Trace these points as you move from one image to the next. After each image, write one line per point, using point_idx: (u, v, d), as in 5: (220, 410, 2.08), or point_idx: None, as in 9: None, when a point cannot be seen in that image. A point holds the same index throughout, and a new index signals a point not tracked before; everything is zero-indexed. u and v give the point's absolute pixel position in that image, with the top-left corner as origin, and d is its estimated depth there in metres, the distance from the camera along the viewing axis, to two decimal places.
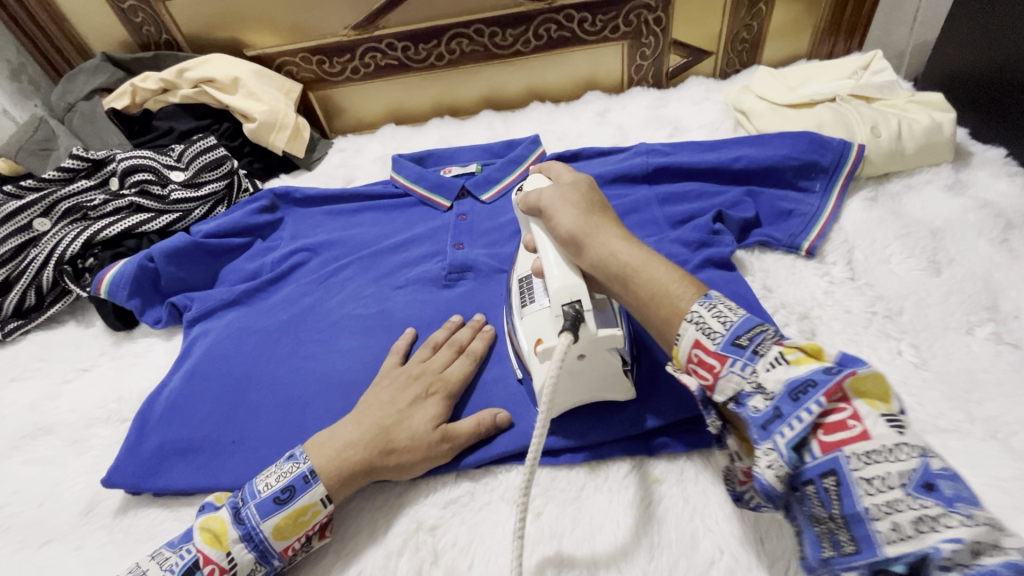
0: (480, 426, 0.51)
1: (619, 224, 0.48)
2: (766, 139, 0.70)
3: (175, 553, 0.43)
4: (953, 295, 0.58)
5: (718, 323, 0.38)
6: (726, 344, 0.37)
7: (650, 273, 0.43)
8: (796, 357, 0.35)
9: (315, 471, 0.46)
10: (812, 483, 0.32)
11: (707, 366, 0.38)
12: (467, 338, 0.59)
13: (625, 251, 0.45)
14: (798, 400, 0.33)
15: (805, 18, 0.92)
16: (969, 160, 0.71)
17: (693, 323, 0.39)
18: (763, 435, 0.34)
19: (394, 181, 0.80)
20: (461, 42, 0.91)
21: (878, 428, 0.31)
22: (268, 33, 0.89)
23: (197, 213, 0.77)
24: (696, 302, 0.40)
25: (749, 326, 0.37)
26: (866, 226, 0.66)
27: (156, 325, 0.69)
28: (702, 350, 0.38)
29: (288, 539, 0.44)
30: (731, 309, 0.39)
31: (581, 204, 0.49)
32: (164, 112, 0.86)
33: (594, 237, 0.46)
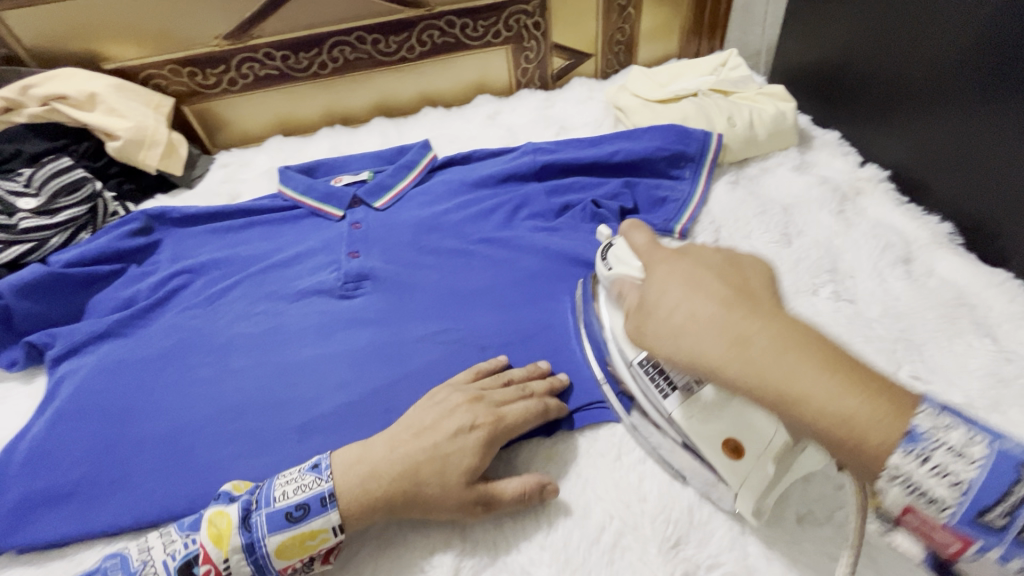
0: (526, 493, 0.46)
1: (744, 302, 0.36)
2: (639, 132, 0.76)
3: (182, 536, 0.43)
4: (801, 262, 0.65)
5: (944, 489, 0.28)
6: (966, 520, 0.28)
7: (803, 386, 0.31)
8: None
9: (333, 496, 0.44)
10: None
11: (944, 538, 0.29)
12: (543, 390, 0.52)
13: (758, 350, 0.33)
14: None
15: (671, 21, 0.99)
16: (811, 143, 0.80)
17: (903, 488, 0.29)
18: None
19: (282, 194, 0.77)
20: (344, 50, 0.89)
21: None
22: (129, 44, 0.83)
23: (56, 242, 0.70)
24: (892, 449, 0.29)
25: (1007, 492, 0.27)
26: (730, 207, 0.72)
27: (10, 367, 0.62)
28: (934, 526, 0.29)
29: (289, 560, 0.43)
30: (966, 446, 0.28)
31: (693, 302, 0.37)
32: (10, 134, 0.77)
33: (716, 338, 0.35)
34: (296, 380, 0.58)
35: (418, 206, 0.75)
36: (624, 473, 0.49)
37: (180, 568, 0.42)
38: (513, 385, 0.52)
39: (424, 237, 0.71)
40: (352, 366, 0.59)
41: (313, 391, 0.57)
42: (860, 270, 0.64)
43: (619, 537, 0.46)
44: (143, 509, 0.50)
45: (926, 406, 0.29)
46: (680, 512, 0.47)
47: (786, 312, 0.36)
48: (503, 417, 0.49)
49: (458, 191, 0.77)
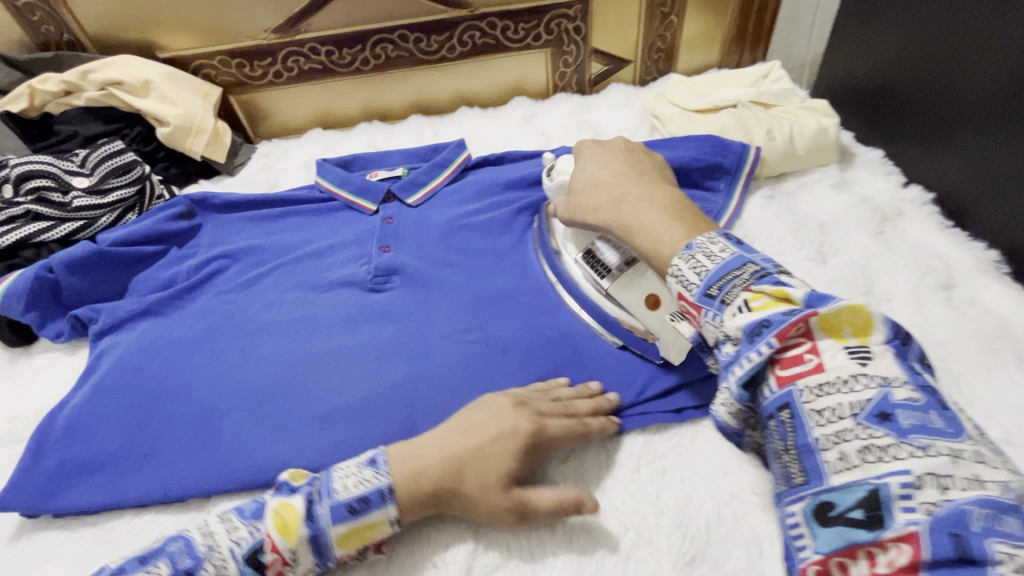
0: (563, 506, 0.46)
1: (629, 177, 0.57)
2: (674, 142, 0.75)
3: (245, 525, 0.43)
4: (836, 282, 0.64)
5: (693, 275, 0.42)
6: (700, 295, 0.41)
7: (641, 219, 0.51)
8: (762, 303, 0.38)
9: (392, 491, 0.44)
10: (772, 416, 0.36)
11: (690, 313, 0.42)
12: (586, 409, 0.52)
13: (624, 198, 0.55)
14: (754, 341, 0.36)
15: (713, 31, 0.98)
16: (852, 160, 0.78)
17: (677, 279, 0.43)
18: (725, 371, 0.38)
19: (319, 186, 0.79)
20: (386, 48, 0.91)
21: (834, 360, 0.35)
22: (183, 34, 0.86)
23: (105, 221, 0.73)
24: (678, 254, 0.44)
25: (726, 275, 0.40)
26: (764, 222, 0.71)
27: (57, 338, 0.65)
28: (684, 301, 0.42)
29: (348, 549, 0.44)
30: (717, 249, 0.42)
31: (600, 177, 0.59)
32: (68, 115, 0.81)
33: (606, 195, 0.57)
34: (323, 368, 0.59)
35: (449, 204, 0.76)
36: (643, 487, 0.49)
37: (247, 557, 0.42)
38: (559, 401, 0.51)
39: (454, 235, 0.72)
40: (377, 359, 0.60)
41: (337, 379, 0.58)
42: (896, 294, 0.62)
43: (633, 549, 0.46)
44: (173, 483, 0.52)
45: (715, 237, 0.44)
46: (696, 529, 0.46)
47: (662, 188, 0.55)
48: (547, 427, 0.48)
49: (489, 191, 0.77)
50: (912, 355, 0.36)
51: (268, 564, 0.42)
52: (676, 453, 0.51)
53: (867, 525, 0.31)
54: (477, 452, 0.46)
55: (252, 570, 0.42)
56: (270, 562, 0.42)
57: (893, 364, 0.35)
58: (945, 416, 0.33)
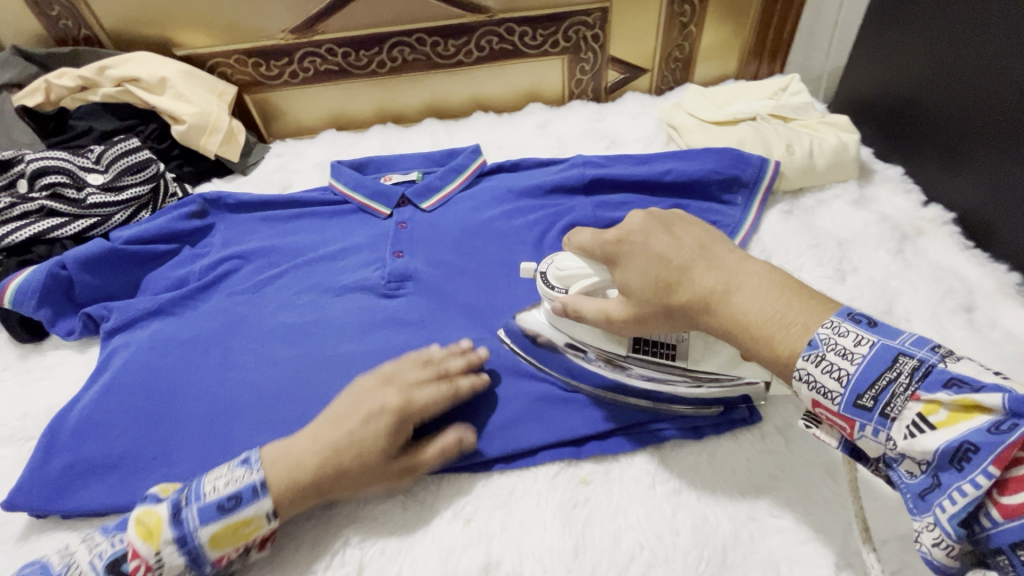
0: (445, 449, 0.49)
1: (696, 259, 0.43)
2: (692, 153, 0.75)
3: (106, 539, 0.42)
4: (854, 301, 0.63)
5: (832, 380, 0.34)
6: (849, 405, 0.34)
7: (741, 312, 0.39)
8: (946, 417, 0.31)
9: (264, 485, 0.44)
10: (1004, 552, 0.30)
11: (840, 424, 0.36)
12: (458, 369, 0.53)
13: (713, 296, 0.41)
14: (961, 470, 0.30)
15: (732, 41, 0.98)
16: (872, 177, 0.77)
17: (809, 387, 0.36)
18: (922, 502, 0.32)
19: (333, 188, 0.79)
20: (403, 51, 0.91)
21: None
22: (200, 33, 0.86)
23: (118, 218, 0.72)
24: (799, 355, 0.36)
25: (879, 380, 0.33)
26: (782, 237, 0.71)
27: (68, 336, 0.65)
28: (829, 412, 0.36)
29: (223, 550, 0.43)
30: (851, 342, 0.34)
31: (649, 269, 0.45)
32: (84, 111, 0.81)
33: (684, 296, 0.42)
34: (335, 374, 0.59)
35: (464, 210, 0.76)
36: (659, 505, 0.48)
37: (109, 568, 0.40)
38: (429, 366, 0.52)
39: (468, 242, 0.72)
40: None
41: (349, 386, 0.58)
42: (917, 314, 0.61)
43: (649, 568, 0.45)
44: None
45: (839, 322, 0.36)
46: (713, 549, 0.45)
47: (733, 255, 0.43)
48: (412, 400, 0.49)
49: (504, 199, 0.77)
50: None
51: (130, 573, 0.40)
52: (693, 471, 0.50)
53: None
54: (349, 440, 0.46)
55: None
56: (133, 571, 0.40)
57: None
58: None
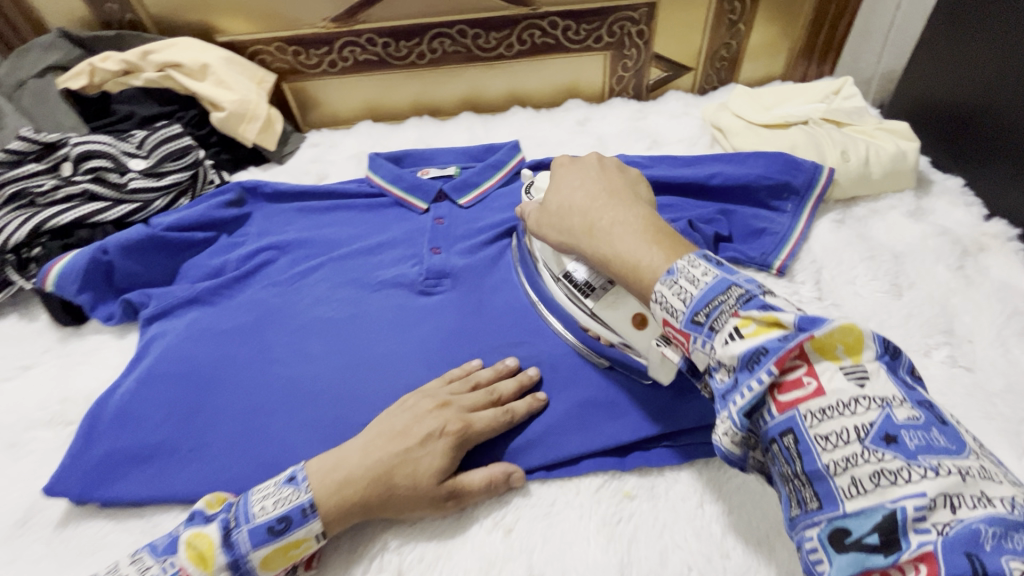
0: (493, 482, 0.47)
1: (603, 198, 0.47)
2: (741, 157, 0.72)
3: (156, 563, 0.41)
4: (912, 318, 0.60)
5: (678, 301, 0.37)
6: (687, 321, 0.36)
7: (614, 243, 0.43)
8: (752, 328, 0.33)
9: (315, 506, 0.43)
10: (775, 442, 0.32)
11: (677, 340, 0.38)
12: (509, 393, 0.53)
13: (599, 227, 0.45)
14: (750, 370, 0.33)
15: (782, 41, 0.94)
16: (929, 188, 0.74)
17: (660, 306, 0.38)
18: (722, 403, 0.34)
19: (370, 180, 0.78)
20: (444, 42, 0.89)
21: (834, 383, 0.31)
22: (241, 19, 0.85)
23: (158, 204, 0.72)
24: (658, 280, 0.38)
25: (713, 298, 0.35)
26: (834, 248, 0.68)
27: (107, 321, 0.65)
28: (670, 328, 0.38)
29: (274, 569, 0.42)
30: (699, 273, 0.37)
31: (569, 197, 0.49)
32: (125, 95, 0.81)
33: (576, 221, 0.48)
34: (372, 371, 0.58)
35: (502, 207, 0.74)
36: (707, 526, 0.46)
37: None
38: (480, 390, 0.52)
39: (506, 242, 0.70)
40: (426, 366, 0.58)
41: (385, 385, 0.57)
42: (979, 335, 0.59)
43: None
44: (219, 481, 0.52)
45: (694, 257, 0.38)
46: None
47: (637, 202, 0.46)
48: (472, 424, 0.49)
49: None
50: (902, 370, 0.33)
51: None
52: (743, 491, 0.48)
53: (881, 549, 0.28)
54: (402, 457, 0.45)
55: None
56: None
57: (887, 381, 0.32)
58: (945, 432, 0.30)
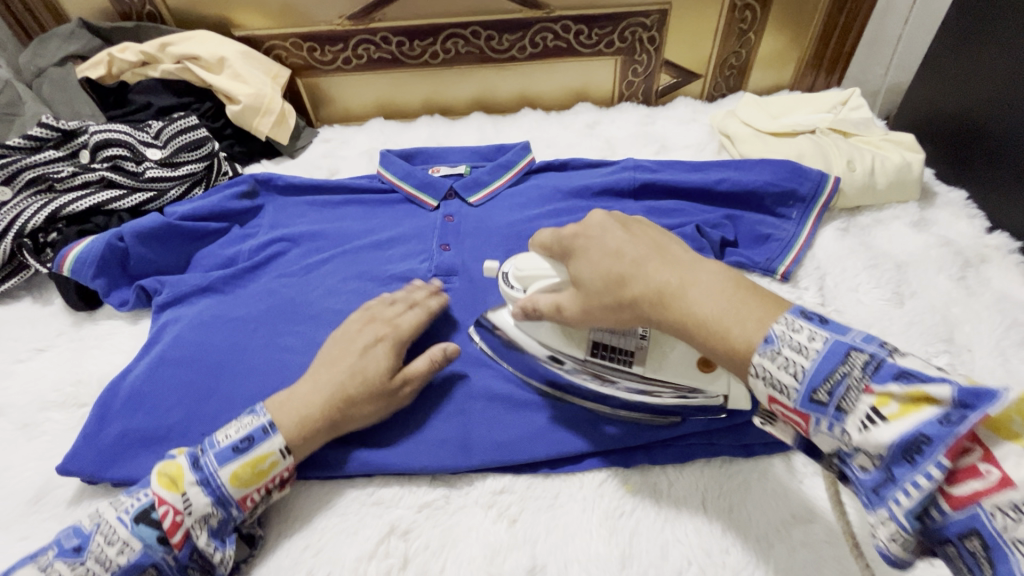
0: (433, 362, 0.53)
1: (652, 257, 0.42)
2: (748, 164, 0.73)
3: (130, 497, 0.44)
4: (914, 326, 0.61)
5: (787, 375, 0.34)
6: (803, 399, 0.34)
7: (697, 312, 0.38)
8: (897, 409, 0.31)
9: (273, 424, 0.48)
10: (953, 542, 0.30)
11: (793, 418, 0.35)
12: (415, 291, 0.59)
13: (669, 289, 0.40)
14: (913, 463, 0.30)
15: (791, 51, 0.95)
16: (933, 200, 0.75)
17: (762, 381, 0.35)
18: (877, 500, 0.32)
19: (381, 176, 0.79)
20: (457, 43, 0.91)
21: (1022, 472, 0.28)
22: (258, 14, 0.87)
23: (173, 193, 0.74)
24: (754, 350, 0.35)
25: (833, 372, 0.33)
26: (838, 255, 0.69)
27: (121, 307, 0.66)
28: (777, 405, 0.35)
29: (246, 487, 0.46)
30: (805, 339, 0.34)
31: (611, 264, 0.43)
32: (143, 86, 0.83)
33: (637, 293, 0.41)
34: None
35: (511, 207, 0.75)
36: (709, 523, 0.47)
37: (137, 516, 0.43)
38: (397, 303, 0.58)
39: (514, 241, 0.71)
40: None
41: None
42: (979, 344, 0.60)
43: None
44: None
45: (788, 315, 0.35)
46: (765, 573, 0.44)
47: (690, 255, 0.42)
48: (397, 329, 0.55)
49: (553, 198, 0.75)
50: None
51: (160, 518, 0.43)
52: (744, 490, 0.49)
53: None
54: (348, 372, 0.51)
55: (145, 528, 0.42)
56: (163, 517, 0.43)
57: None
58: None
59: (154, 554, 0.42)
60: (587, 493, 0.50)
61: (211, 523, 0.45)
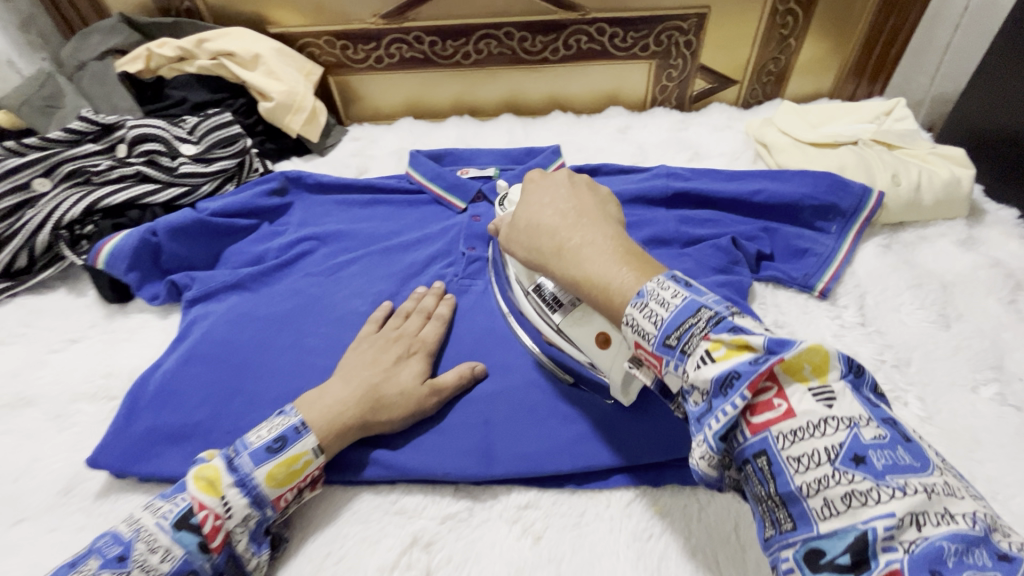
0: (461, 378, 0.54)
1: (574, 216, 0.45)
2: (787, 175, 0.71)
3: (166, 503, 0.43)
4: (961, 351, 0.58)
5: (649, 324, 0.35)
6: (659, 344, 0.35)
7: (589, 266, 0.41)
8: (723, 352, 0.32)
9: (306, 424, 0.48)
10: (749, 463, 0.32)
11: (649, 361, 0.36)
12: (432, 303, 0.61)
13: (569, 249, 0.43)
14: (727, 394, 0.31)
15: (832, 57, 0.92)
16: (982, 218, 0.72)
17: (631, 329, 0.36)
18: (698, 428, 0.33)
19: (409, 176, 0.78)
20: (489, 44, 0.90)
21: (803, 404, 0.31)
22: (293, 11, 0.87)
23: (205, 189, 0.74)
24: (630, 302, 0.37)
25: (687, 321, 0.34)
26: (879, 273, 0.66)
27: (152, 301, 0.66)
28: (642, 350, 0.36)
29: (281, 487, 0.45)
30: (669, 295, 0.35)
31: (539, 210, 0.47)
32: (179, 81, 0.83)
33: (545, 242, 0.45)
34: None
35: None
36: (742, 551, 0.45)
37: (176, 523, 0.41)
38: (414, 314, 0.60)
39: None
40: None
41: None
42: None
43: None
44: None
45: (663, 279, 0.37)
46: None
47: (604, 220, 0.44)
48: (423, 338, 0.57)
49: None
50: (865, 388, 0.33)
51: (201, 523, 0.42)
52: None
53: (852, 567, 0.28)
54: (380, 379, 0.52)
55: (186, 534, 0.41)
56: (203, 522, 0.42)
57: (855, 401, 0.32)
58: (909, 449, 0.30)
59: (194, 561, 0.41)
60: (615, 513, 0.49)
61: (250, 525, 0.44)
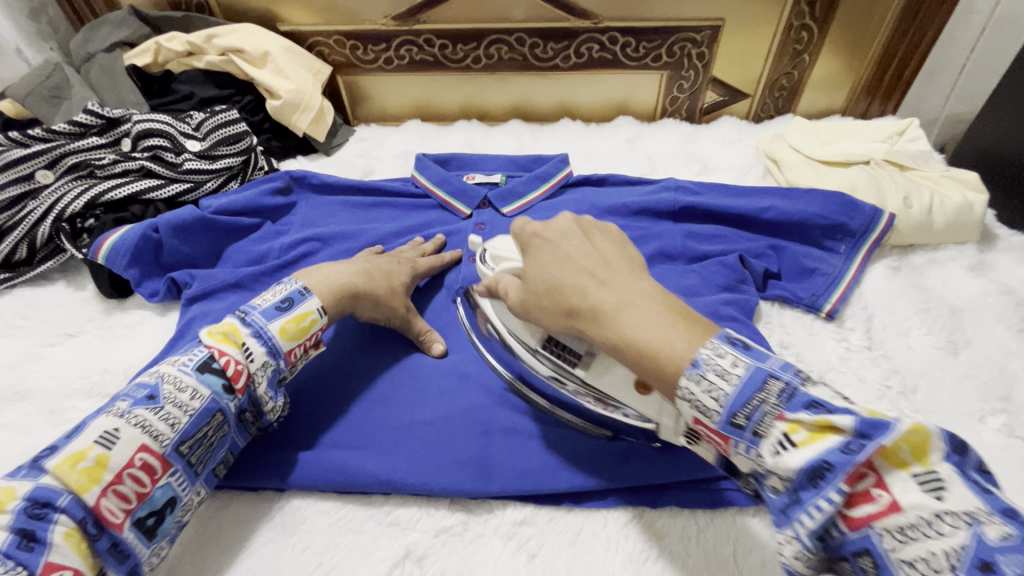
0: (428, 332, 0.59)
1: (599, 267, 0.41)
2: (797, 193, 0.70)
3: (183, 357, 0.45)
4: (968, 379, 0.57)
5: (710, 400, 0.33)
6: (723, 422, 0.33)
7: (636, 329, 0.36)
8: (804, 436, 0.30)
9: (308, 289, 0.53)
10: (851, 559, 0.30)
11: (713, 439, 0.34)
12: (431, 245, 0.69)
13: (603, 307, 0.38)
14: (816, 487, 0.29)
15: (847, 74, 0.91)
16: (994, 243, 0.71)
17: (688, 403, 0.34)
18: (783, 520, 0.31)
19: (415, 180, 0.77)
20: (500, 49, 0.89)
21: (909, 496, 0.28)
22: (304, 9, 0.86)
23: (209, 186, 0.74)
24: (682, 372, 0.34)
25: (752, 397, 0.32)
26: (887, 296, 0.65)
27: (151, 298, 0.66)
28: (703, 426, 0.34)
29: (292, 341, 0.49)
30: (728, 363, 0.33)
31: (557, 270, 0.42)
32: (186, 76, 0.83)
33: (573, 300, 0.40)
34: (403, 379, 0.57)
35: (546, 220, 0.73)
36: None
37: (200, 368, 0.44)
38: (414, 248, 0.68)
39: None
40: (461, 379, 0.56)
41: (417, 395, 0.56)
42: None
43: None
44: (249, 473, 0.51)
45: (715, 340, 0.34)
46: None
47: (634, 272, 0.40)
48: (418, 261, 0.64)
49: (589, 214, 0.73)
50: (971, 465, 0.29)
51: (224, 366, 0.45)
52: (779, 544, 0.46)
53: None
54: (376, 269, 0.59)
55: (211, 376, 0.44)
56: (226, 365, 0.45)
57: (965, 486, 0.28)
58: None
59: (221, 401, 0.44)
60: (612, 533, 0.48)
61: (269, 372, 0.47)
